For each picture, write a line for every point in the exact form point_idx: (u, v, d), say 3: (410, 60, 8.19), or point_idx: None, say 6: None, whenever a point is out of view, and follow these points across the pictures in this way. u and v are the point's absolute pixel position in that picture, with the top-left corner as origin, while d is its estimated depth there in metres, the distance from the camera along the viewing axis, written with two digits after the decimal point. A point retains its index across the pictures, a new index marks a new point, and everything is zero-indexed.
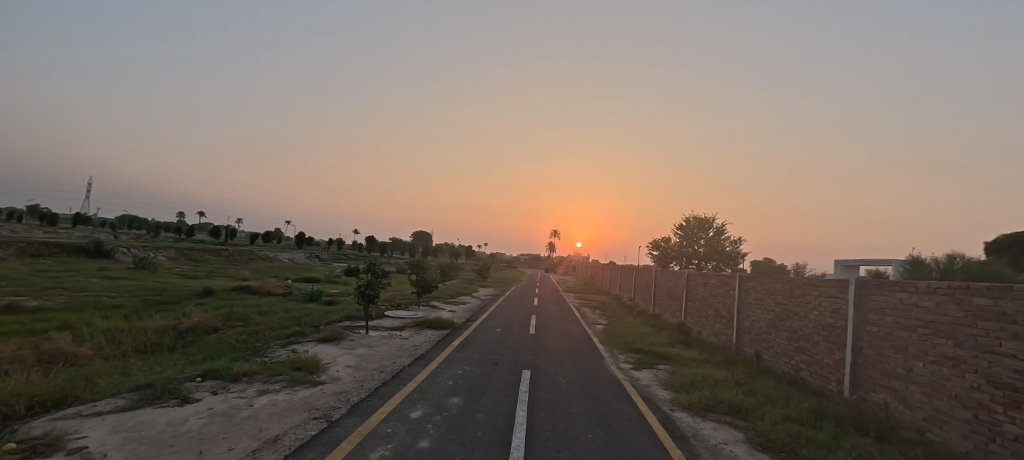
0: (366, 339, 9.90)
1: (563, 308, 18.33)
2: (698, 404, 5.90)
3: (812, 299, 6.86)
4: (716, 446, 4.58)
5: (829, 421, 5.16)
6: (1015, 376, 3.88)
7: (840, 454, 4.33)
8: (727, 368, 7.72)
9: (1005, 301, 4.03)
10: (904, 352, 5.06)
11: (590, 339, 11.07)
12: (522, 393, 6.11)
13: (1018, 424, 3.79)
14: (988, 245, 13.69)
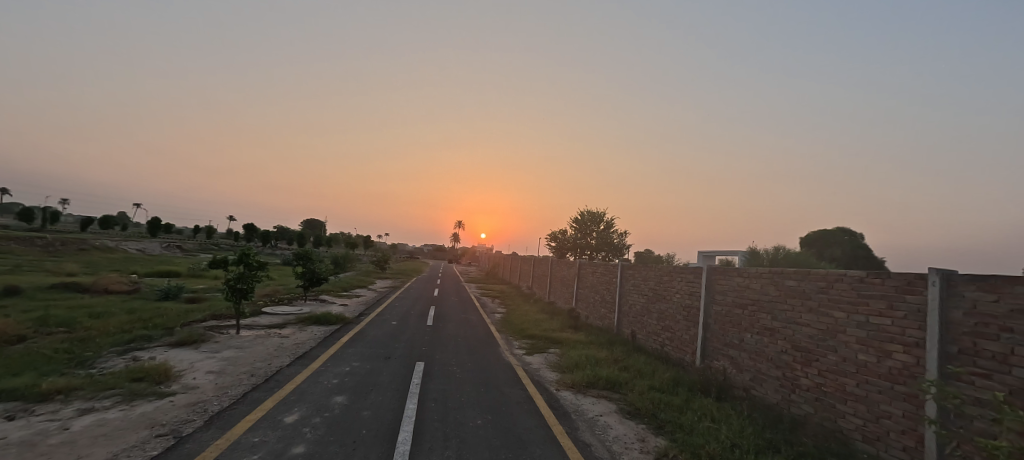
0: (235, 340, 9.10)
1: (463, 298, 18.60)
2: (581, 382, 6.65)
3: (676, 284, 8.07)
4: (593, 418, 5.27)
5: (683, 387, 6.22)
6: (809, 341, 5.12)
7: (687, 414, 5.29)
8: (607, 347, 8.73)
9: (806, 282, 5.26)
10: (739, 326, 6.29)
11: (488, 327, 11.56)
12: (414, 385, 6.26)
13: (810, 377, 5.03)
14: (806, 238, 17.06)
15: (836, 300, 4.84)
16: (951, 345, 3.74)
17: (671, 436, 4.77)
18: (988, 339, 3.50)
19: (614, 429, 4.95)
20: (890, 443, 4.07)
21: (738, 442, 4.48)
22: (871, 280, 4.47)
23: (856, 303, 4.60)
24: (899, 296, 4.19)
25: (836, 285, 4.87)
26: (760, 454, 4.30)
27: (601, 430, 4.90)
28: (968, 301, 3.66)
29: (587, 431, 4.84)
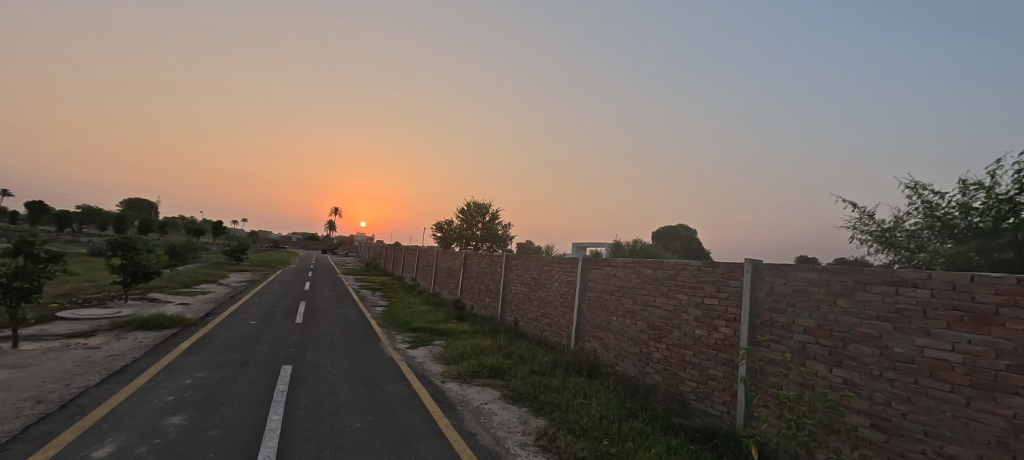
0: (11, 358, 7.04)
1: (338, 291, 17.54)
2: (466, 372, 6.95)
3: (555, 273, 8.78)
4: (478, 407, 5.60)
5: (560, 368, 6.88)
6: (660, 321, 6.05)
7: (564, 393, 5.90)
8: (492, 336, 9.17)
9: (659, 270, 6.19)
10: (607, 309, 7.13)
11: (368, 322, 11.22)
12: (278, 394, 5.84)
13: (660, 352, 5.97)
14: (659, 231, 19.59)
15: (681, 285, 5.79)
16: (756, 318, 4.82)
17: (550, 416, 5.30)
18: (781, 312, 4.60)
19: (498, 415, 5.33)
20: (715, 399, 5.07)
21: (606, 414, 5.17)
22: (706, 268, 5.45)
23: (695, 287, 5.57)
24: (724, 281, 5.21)
25: (681, 272, 5.81)
26: (622, 422, 5.03)
27: (486, 418, 5.25)
28: (769, 284, 4.76)
29: (473, 421, 5.14)
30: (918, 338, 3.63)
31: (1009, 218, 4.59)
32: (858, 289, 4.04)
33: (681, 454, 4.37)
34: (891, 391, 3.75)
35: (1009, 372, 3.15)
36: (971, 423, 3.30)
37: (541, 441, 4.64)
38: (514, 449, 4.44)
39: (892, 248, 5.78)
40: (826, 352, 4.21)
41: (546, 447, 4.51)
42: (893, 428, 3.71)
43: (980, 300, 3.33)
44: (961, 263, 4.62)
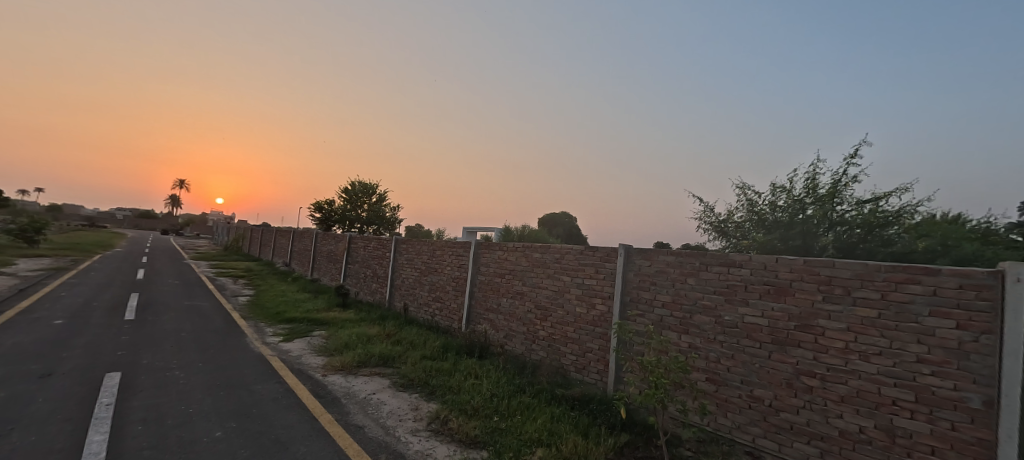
0: None
1: (191, 281, 15.28)
2: (352, 362, 6.81)
3: (447, 257, 8.89)
4: (365, 398, 5.59)
5: (451, 352, 7.11)
6: (546, 301, 6.57)
7: (457, 376, 6.16)
8: (380, 323, 9.07)
9: (547, 253, 6.68)
10: (498, 291, 7.49)
11: (228, 316, 10.11)
12: (101, 409, 4.90)
13: (546, 329, 6.50)
14: (546, 218, 20.70)
15: (566, 268, 6.34)
16: (627, 294, 5.54)
17: (441, 399, 5.55)
18: (645, 290, 5.36)
19: (388, 405, 5.41)
20: (591, 369, 5.76)
21: (496, 392, 5.57)
22: (587, 253, 6.05)
23: (577, 269, 6.17)
24: (602, 263, 5.85)
25: (566, 256, 6.34)
26: (511, 397, 5.48)
27: (376, 409, 5.29)
28: (637, 266, 5.48)
29: (360, 413, 5.13)
30: (741, 307, 4.60)
31: (800, 214, 5.92)
32: (702, 269, 4.91)
33: (563, 421, 4.96)
34: (720, 351, 4.70)
35: (796, 330, 4.22)
36: (771, 371, 4.35)
37: (434, 425, 4.86)
38: (406, 437, 4.58)
39: (724, 235, 7.03)
40: (677, 322, 5.05)
41: (438, 431, 4.75)
42: (721, 379, 4.67)
43: (782, 277, 4.35)
44: (767, 249, 5.85)
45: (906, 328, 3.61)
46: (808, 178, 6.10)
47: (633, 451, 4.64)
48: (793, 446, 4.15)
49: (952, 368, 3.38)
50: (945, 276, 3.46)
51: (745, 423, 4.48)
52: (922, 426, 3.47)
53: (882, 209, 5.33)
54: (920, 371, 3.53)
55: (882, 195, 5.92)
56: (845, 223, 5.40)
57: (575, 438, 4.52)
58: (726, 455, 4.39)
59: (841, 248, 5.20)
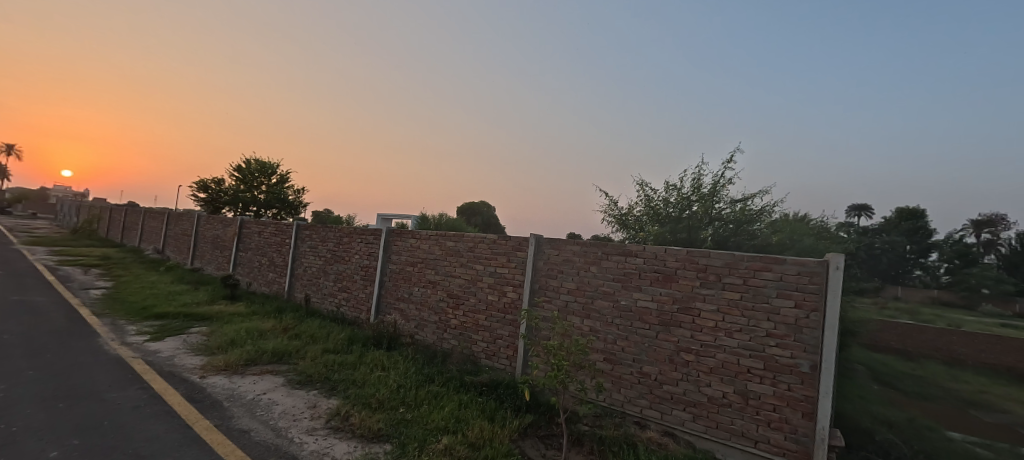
0: None
1: (25, 272, 12.70)
2: (239, 361, 6.16)
3: (355, 245, 8.04)
4: (253, 400, 5.15)
5: (356, 344, 6.64)
6: (458, 289, 6.42)
7: (361, 368, 5.96)
8: (274, 317, 8.21)
9: (460, 242, 6.49)
10: (409, 280, 7.01)
11: (76, 314, 8.58)
12: None
13: (459, 318, 6.37)
14: (465, 207, 20.62)
15: (478, 256, 6.27)
16: (536, 282, 5.76)
17: (343, 394, 5.38)
18: (553, 278, 5.64)
19: (280, 405, 5.07)
20: (501, 355, 5.90)
21: (403, 383, 5.56)
22: (500, 242, 6.09)
23: (489, 258, 6.16)
24: (513, 252, 5.96)
25: (479, 245, 6.28)
26: (419, 387, 5.52)
27: (265, 410, 4.92)
28: (546, 254, 5.73)
29: (246, 416, 4.72)
30: (635, 292, 5.09)
31: (686, 209, 6.61)
32: (604, 258, 5.33)
33: (470, 407, 5.13)
34: (616, 333, 5.17)
35: (677, 312, 4.84)
36: (657, 349, 4.92)
37: (333, 422, 4.72)
38: (301, 437, 4.38)
39: (625, 227, 7.58)
40: (580, 307, 5.43)
41: (338, 427, 4.63)
42: (616, 358, 5.16)
43: (669, 265, 4.92)
44: (658, 240, 6.46)
45: (760, 308, 4.42)
46: (694, 177, 6.84)
47: (536, 429, 4.99)
48: (673, 414, 4.79)
49: (791, 340, 4.26)
50: (789, 264, 4.31)
51: (635, 396, 5.02)
52: (767, 388, 4.32)
53: (750, 207, 6.17)
54: (768, 343, 4.36)
55: (751, 195, 6.84)
56: (720, 219, 6.19)
57: (482, 423, 4.73)
58: (618, 426, 4.89)
59: (718, 240, 5.91)
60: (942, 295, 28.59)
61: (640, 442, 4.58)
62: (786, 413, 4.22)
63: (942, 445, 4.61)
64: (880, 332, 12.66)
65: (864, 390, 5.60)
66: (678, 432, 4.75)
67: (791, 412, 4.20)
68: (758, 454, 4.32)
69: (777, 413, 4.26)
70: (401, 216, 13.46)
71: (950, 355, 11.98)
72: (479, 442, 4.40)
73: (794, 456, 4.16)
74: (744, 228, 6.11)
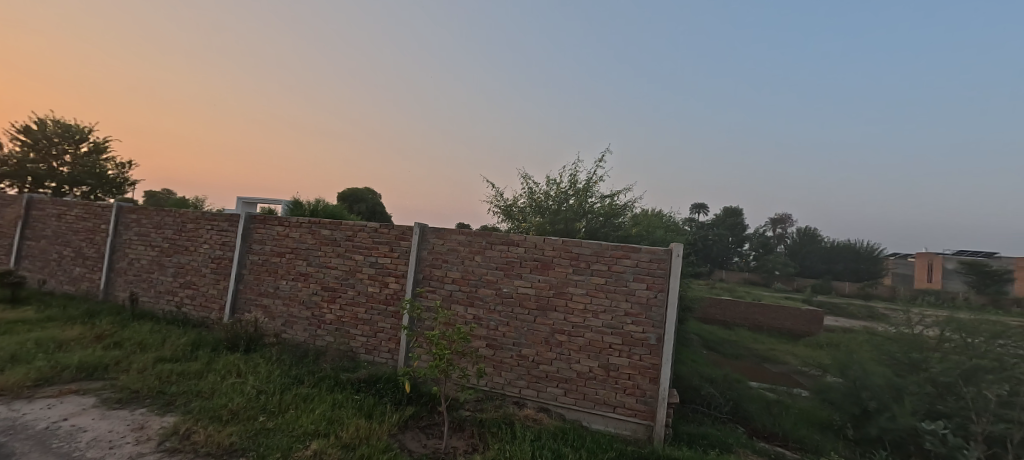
0: None
1: None
2: (25, 381, 4.73)
3: (204, 233, 6.85)
4: (49, 429, 4.09)
5: (205, 350, 5.71)
6: (335, 281, 6.00)
7: (210, 377, 5.14)
8: (84, 323, 6.54)
9: (337, 231, 6.05)
10: (275, 274, 6.29)
11: None
12: None
13: (334, 313, 5.96)
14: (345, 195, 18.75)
15: (358, 246, 5.94)
16: (420, 272, 5.69)
17: (185, 409, 4.60)
18: (437, 267, 5.64)
19: (89, 431, 4.12)
20: (381, 349, 5.70)
21: (265, 388, 5.01)
22: (382, 231, 5.86)
23: (370, 248, 5.89)
24: (397, 242, 5.79)
25: (359, 234, 5.95)
26: (284, 391, 5.03)
27: (65, 440, 3.95)
28: (430, 244, 5.70)
29: (35, 451, 3.75)
30: (516, 280, 5.39)
31: (564, 202, 7.15)
32: (488, 247, 5.51)
33: (346, 406, 4.88)
34: (498, 319, 5.41)
35: (553, 297, 5.27)
36: (535, 332, 5.30)
37: (168, 443, 4.03)
38: None
39: (510, 218, 7.88)
40: (464, 295, 5.54)
41: (176, 449, 3.97)
42: (498, 344, 5.40)
43: (547, 254, 5.32)
44: (539, 231, 6.86)
45: (620, 291, 5.07)
46: (572, 173, 7.41)
47: (417, 421, 4.98)
48: (547, 390, 5.22)
49: (643, 318, 4.98)
50: (644, 253, 5.03)
51: (514, 378, 5.33)
52: (624, 360, 4.99)
53: (617, 202, 6.94)
54: (626, 321, 5.03)
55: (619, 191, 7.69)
56: (591, 212, 6.83)
57: (358, 422, 4.54)
58: (498, 408, 5.13)
59: (590, 231, 6.51)
60: (751, 276, 35.45)
61: (517, 420, 4.89)
62: (638, 380, 4.94)
63: (747, 393, 5.87)
64: (709, 307, 15.35)
65: (696, 355, 6.81)
66: (551, 406, 5.19)
67: (641, 379, 4.94)
68: (616, 417, 4.98)
69: (631, 381, 4.96)
70: (263, 200, 11.88)
71: (754, 323, 15.11)
72: (353, 442, 4.22)
73: (643, 416, 4.90)
74: (612, 221, 6.84)
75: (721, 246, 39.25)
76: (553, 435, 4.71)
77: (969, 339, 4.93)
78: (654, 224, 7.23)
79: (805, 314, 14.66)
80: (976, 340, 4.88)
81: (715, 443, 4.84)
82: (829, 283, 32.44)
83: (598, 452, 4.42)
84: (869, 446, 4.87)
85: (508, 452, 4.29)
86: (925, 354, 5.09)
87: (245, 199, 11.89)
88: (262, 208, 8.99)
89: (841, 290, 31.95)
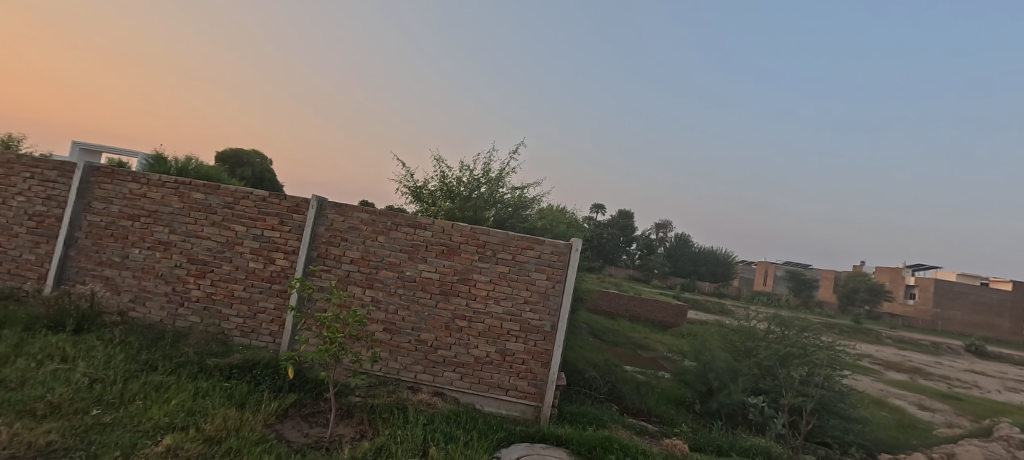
0: None
1: None
2: None
3: (19, 182, 5.35)
4: None
5: (13, 330, 4.51)
6: (207, 254, 5.19)
7: (21, 362, 4.05)
8: None
9: (213, 196, 5.22)
10: (123, 240, 5.20)
11: None
12: None
13: (201, 289, 5.16)
14: None
15: (239, 216, 5.21)
16: (314, 250, 5.22)
17: None
18: (335, 246, 5.23)
19: None
20: (261, 332, 5.13)
21: (101, 376, 4.10)
22: (271, 200, 5.22)
23: (255, 218, 5.21)
24: (288, 214, 5.21)
25: (241, 201, 5.21)
26: (129, 380, 4.19)
27: None
28: (329, 219, 5.25)
29: None
30: (420, 264, 5.27)
31: (475, 189, 7.11)
32: (393, 228, 5.27)
33: (212, 396, 4.23)
34: (398, 303, 5.24)
35: (457, 283, 5.27)
36: (435, 316, 5.25)
37: None
38: None
39: (418, 199, 7.60)
40: (363, 277, 5.24)
41: None
42: (396, 328, 5.24)
43: (454, 240, 5.29)
44: (448, 216, 6.76)
45: (522, 280, 5.27)
46: (485, 161, 7.39)
47: (299, 409, 4.56)
48: (443, 375, 5.22)
49: (540, 306, 5.26)
50: (546, 245, 5.29)
51: (411, 363, 5.23)
52: (520, 345, 5.23)
53: (526, 195, 7.17)
54: (525, 309, 5.25)
55: (528, 184, 7.89)
56: (501, 202, 6.95)
57: (226, 412, 3.99)
58: (391, 393, 4.96)
59: (498, 221, 6.71)
60: (635, 273, 39.47)
61: (411, 405, 4.77)
62: (531, 364, 5.21)
63: (622, 375, 6.59)
64: (597, 299, 16.73)
65: (582, 342, 7.43)
66: (446, 390, 5.22)
67: (534, 363, 5.23)
68: (508, 400, 5.20)
69: (524, 365, 5.22)
70: (111, 149, 9.68)
71: (632, 314, 16.93)
72: (220, 435, 3.68)
73: (533, 397, 5.21)
74: (519, 212, 7.08)
75: (613, 245, 42.88)
76: (446, 418, 4.71)
77: (786, 331, 6.21)
78: (557, 219, 7.67)
79: (672, 308, 16.82)
80: (791, 332, 6.17)
81: (593, 420, 5.36)
82: (691, 282, 37.63)
83: (490, 433, 4.56)
84: (710, 417, 5.85)
85: (400, 437, 4.16)
86: (755, 342, 6.30)
87: (83, 146, 9.57)
88: (107, 159, 7.32)
89: (704, 287, 37.26)
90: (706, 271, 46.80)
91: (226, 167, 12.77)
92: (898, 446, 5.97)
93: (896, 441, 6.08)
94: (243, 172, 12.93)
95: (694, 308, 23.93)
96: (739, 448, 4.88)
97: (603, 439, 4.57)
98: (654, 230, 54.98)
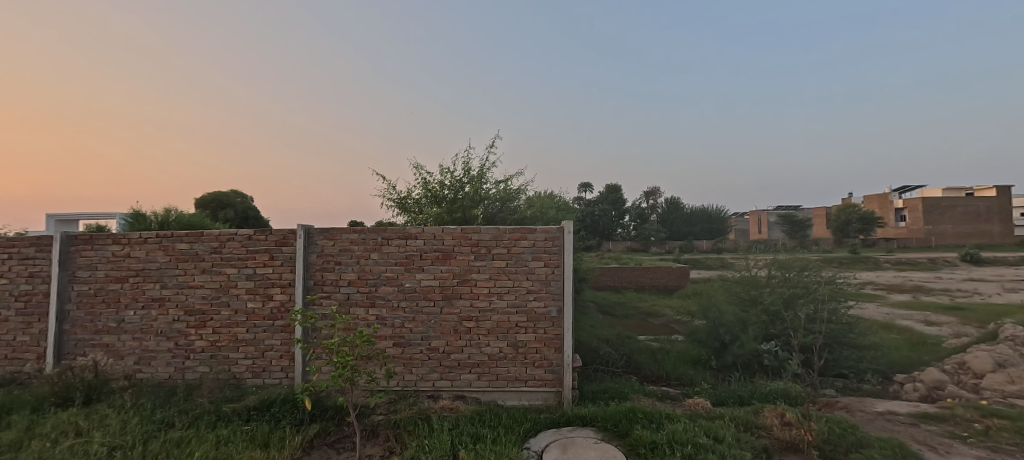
0: None
1: None
2: None
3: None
4: None
5: (22, 413, 4.45)
6: (203, 302, 5.13)
7: (36, 444, 4.00)
8: None
9: (198, 243, 5.15)
10: (116, 304, 5.13)
11: None
12: None
13: (204, 338, 5.11)
14: None
15: (228, 258, 5.15)
16: (309, 279, 5.18)
17: None
18: (330, 270, 5.19)
19: None
20: (272, 369, 5.10)
21: (119, 443, 4.06)
22: (257, 237, 5.16)
23: (244, 258, 5.15)
24: (277, 248, 5.16)
25: (228, 244, 5.15)
26: (148, 441, 4.15)
27: None
28: (319, 246, 5.20)
29: None
30: (418, 273, 5.25)
31: (459, 190, 7.08)
32: (384, 243, 5.24)
33: (234, 441, 4.22)
34: (403, 316, 5.23)
35: (457, 285, 5.27)
36: (442, 322, 5.25)
37: None
38: None
39: (404, 210, 7.56)
40: (363, 297, 5.21)
41: None
42: (406, 341, 5.23)
43: (447, 244, 5.27)
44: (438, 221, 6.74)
45: (521, 271, 5.27)
46: (465, 161, 7.36)
47: (324, 437, 4.56)
48: (460, 378, 5.23)
49: (543, 293, 5.27)
50: (538, 233, 5.29)
51: (426, 372, 5.23)
52: (530, 335, 5.25)
53: (511, 187, 7.17)
54: (529, 298, 5.26)
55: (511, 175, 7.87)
56: (487, 198, 6.94)
57: (252, 455, 3.98)
58: (412, 405, 4.96)
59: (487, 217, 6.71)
60: (633, 244, 39.72)
61: (433, 413, 4.79)
62: (544, 352, 5.24)
63: (635, 346, 6.65)
64: (600, 276, 16.82)
65: (592, 320, 7.47)
66: (466, 392, 5.24)
67: (547, 350, 5.25)
68: (528, 390, 5.23)
69: (538, 353, 5.24)
70: (87, 215, 9.51)
71: (637, 284, 17.06)
72: None
73: (552, 384, 5.24)
74: (507, 205, 7.08)
75: (606, 221, 43.05)
76: (470, 420, 4.73)
77: (787, 274, 6.29)
78: (545, 205, 7.68)
79: (674, 271, 16.97)
80: (792, 274, 6.25)
81: (615, 394, 5.41)
82: (688, 243, 37.91)
83: (515, 426, 4.59)
84: (727, 371, 5.92)
85: (427, 447, 4.18)
86: (759, 290, 6.38)
87: (58, 217, 9.38)
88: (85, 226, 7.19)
89: (702, 247, 37.69)
90: (700, 230, 47.27)
91: (207, 212, 12.58)
92: (912, 364, 6.09)
93: (909, 360, 6.19)
94: (226, 214, 12.74)
95: (696, 267, 24.17)
96: (760, 395, 4.95)
97: (627, 411, 4.62)
98: (644, 199, 54.87)
